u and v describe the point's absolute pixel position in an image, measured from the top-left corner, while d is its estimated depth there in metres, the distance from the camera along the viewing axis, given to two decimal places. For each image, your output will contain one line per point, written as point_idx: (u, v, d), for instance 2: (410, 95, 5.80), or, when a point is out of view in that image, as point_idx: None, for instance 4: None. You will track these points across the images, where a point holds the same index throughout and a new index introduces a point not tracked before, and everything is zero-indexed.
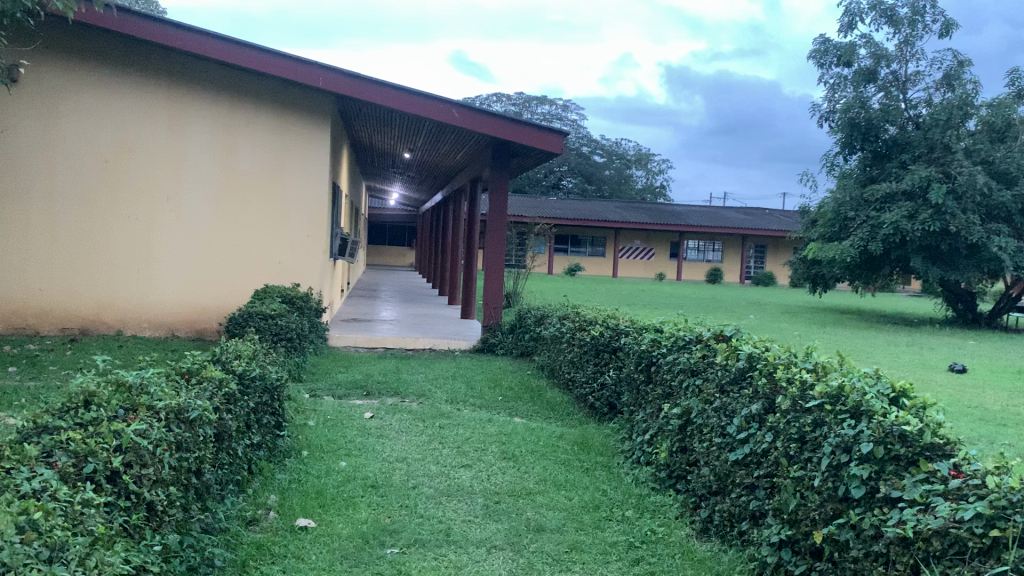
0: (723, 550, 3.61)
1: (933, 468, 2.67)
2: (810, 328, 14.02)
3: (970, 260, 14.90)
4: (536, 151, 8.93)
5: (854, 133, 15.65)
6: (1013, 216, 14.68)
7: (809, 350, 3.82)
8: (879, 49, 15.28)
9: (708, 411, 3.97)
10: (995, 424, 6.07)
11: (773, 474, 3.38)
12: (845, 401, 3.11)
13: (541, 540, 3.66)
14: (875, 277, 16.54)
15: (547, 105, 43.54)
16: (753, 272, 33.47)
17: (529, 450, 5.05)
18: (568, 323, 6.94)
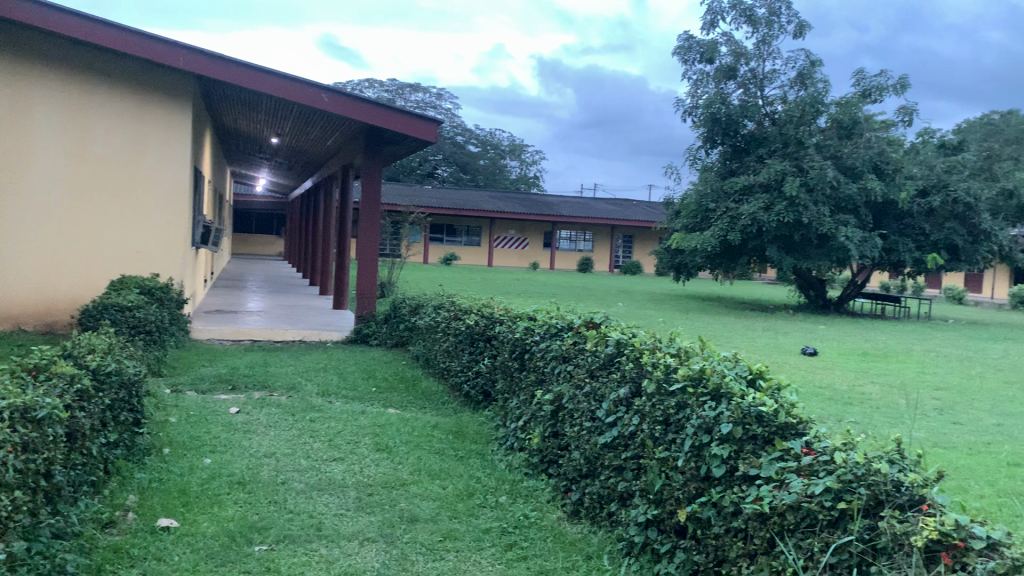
0: (593, 532, 3.71)
1: (787, 447, 2.82)
2: (675, 314, 14.53)
3: (821, 249, 15.82)
4: (410, 140, 8.86)
5: (716, 127, 16.26)
6: (859, 209, 15.68)
7: (673, 335, 3.95)
8: (738, 47, 15.96)
9: (578, 396, 4.04)
10: (842, 403, 6.49)
11: (639, 455, 3.49)
12: (706, 383, 3.24)
13: (414, 531, 3.64)
14: (734, 265, 17.29)
15: (420, 93, 43.22)
16: (623, 261, 34.43)
17: (402, 440, 5.01)
18: (442, 312, 6.94)
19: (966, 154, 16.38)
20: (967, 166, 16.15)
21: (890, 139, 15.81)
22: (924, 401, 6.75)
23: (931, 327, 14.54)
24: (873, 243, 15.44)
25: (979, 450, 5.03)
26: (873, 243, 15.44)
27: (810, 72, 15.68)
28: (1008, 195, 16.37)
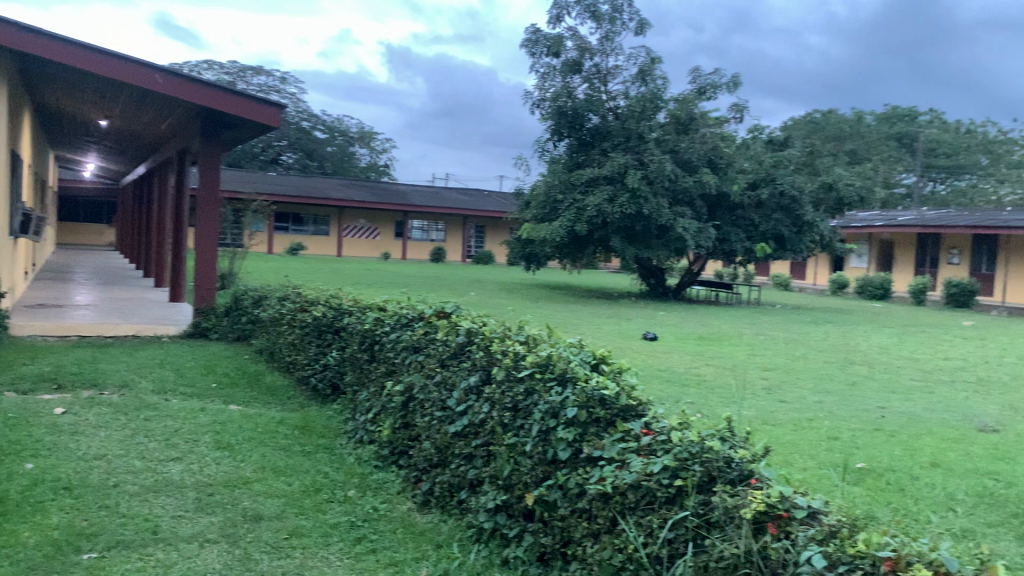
0: (444, 520, 3.72)
1: (628, 428, 2.92)
2: (524, 303, 14.78)
3: (660, 239, 16.49)
4: (251, 125, 8.54)
5: (562, 120, 16.58)
6: (695, 201, 16.45)
7: (522, 323, 4.00)
8: (583, 42, 16.36)
9: (429, 386, 4.03)
10: (681, 385, 6.81)
11: (489, 442, 3.52)
12: (553, 368, 3.31)
13: (258, 529, 3.53)
14: (580, 255, 17.74)
15: (263, 76, 41.72)
16: (474, 250, 34.66)
17: (245, 437, 4.83)
18: (287, 304, 6.75)
19: (792, 150, 17.51)
20: (792, 161, 17.27)
21: (723, 135, 16.66)
22: (755, 382, 7.19)
23: (760, 312, 15.49)
24: (708, 233, 16.27)
25: (803, 425, 5.41)
26: (708, 234, 16.25)
27: (650, 68, 16.27)
28: (828, 188, 17.64)
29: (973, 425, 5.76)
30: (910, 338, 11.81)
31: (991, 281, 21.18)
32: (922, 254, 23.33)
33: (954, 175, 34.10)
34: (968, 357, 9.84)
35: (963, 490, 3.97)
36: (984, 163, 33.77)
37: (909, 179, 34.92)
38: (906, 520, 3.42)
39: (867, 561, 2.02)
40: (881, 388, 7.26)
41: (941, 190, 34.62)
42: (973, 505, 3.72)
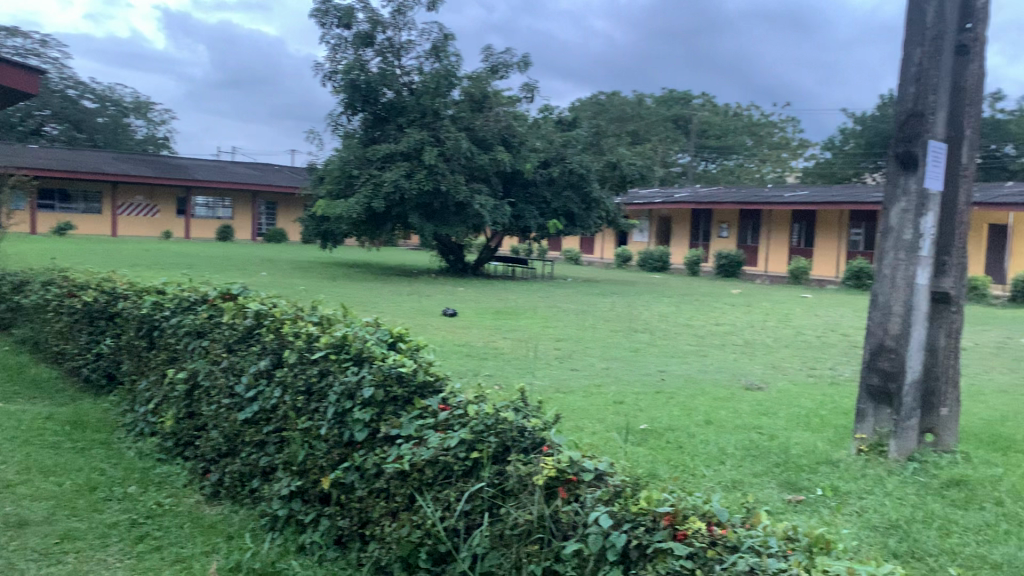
0: (234, 511, 3.58)
1: (425, 405, 2.93)
2: (320, 282, 14.43)
3: (457, 216, 16.64)
4: (5, 91, 7.69)
5: (355, 95, 16.18)
6: (490, 177, 16.72)
7: (315, 304, 3.89)
8: (375, 15, 16.08)
9: (215, 373, 3.83)
10: (478, 358, 6.94)
11: (282, 428, 3.41)
12: (348, 349, 3.24)
13: (23, 536, 3.22)
14: (377, 232, 17.53)
15: (18, 38, 37.65)
16: (266, 229, 33.38)
17: (7, 437, 4.39)
18: (52, 290, 6.16)
19: (579, 131, 18.23)
20: (580, 142, 17.99)
21: (515, 114, 17.04)
22: (548, 352, 7.45)
23: (553, 286, 16.05)
24: (503, 210, 16.61)
25: (592, 391, 5.68)
26: (503, 210, 16.60)
27: (443, 45, 16.28)
28: (613, 167, 18.55)
29: (741, 384, 6.31)
30: (687, 307, 12.72)
31: (756, 252, 23.19)
32: (696, 228, 25.11)
33: (723, 155, 36.88)
34: (737, 323, 10.75)
35: (733, 444, 4.33)
36: (749, 144, 36.70)
37: (684, 158, 37.52)
38: (684, 475, 3.69)
39: (648, 518, 2.13)
40: (662, 354, 7.77)
41: (712, 169, 37.57)
42: (742, 458, 4.07)
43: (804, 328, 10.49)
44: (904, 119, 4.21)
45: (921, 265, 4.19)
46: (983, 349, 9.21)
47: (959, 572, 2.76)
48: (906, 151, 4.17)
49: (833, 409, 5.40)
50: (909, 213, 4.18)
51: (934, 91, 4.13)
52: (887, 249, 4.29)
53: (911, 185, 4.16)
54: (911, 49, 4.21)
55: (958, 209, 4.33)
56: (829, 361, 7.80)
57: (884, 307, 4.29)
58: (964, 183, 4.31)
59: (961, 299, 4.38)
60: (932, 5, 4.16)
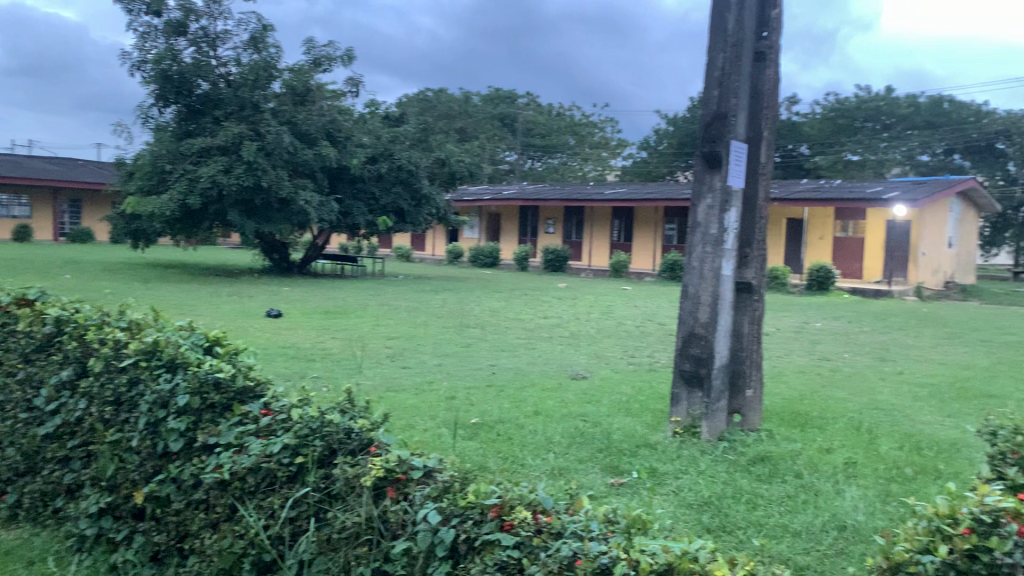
0: (36, 534, 3.31)
1: (246, 411, 2.82)
2: (131, 285, 13.55)
3: (281, 213, 16.14)
4: None
5: (167, 86, 15.26)
6: (315, 173, 16.32)
7: (123, 308, 3.65)
8: (187, 2, 15.27)
9: (11, 385, 3.51)
10: (305, 360, 6.75)
11: (88, 442, 3.18)
12: (160, 355, 3.07)
13: None
14: (196, 231, 16.71)
15: None
16: (69, 228, 30.96)
17: None
18: None
19: (406, 127, 18.15)
20: (407, 138, 17.94)
21: (340, 109, 16.73)
22: (377, 351, 7.37)
23: (383, 283, 15.91)
24: (330, 207, 16.27)
25: (422, 388, 5.67)
26: (329, 207, 16.25)
27: (262, 36, 15.70)
28: (441, 164, 18.63)
29: (568, 374, 6.52)
30: (516, 301, 12.95)
31: (580, 247, 23.96)
32: (523, 224, 25.53)
33: (548, 154, 37.81)
34: (563, 315, 11.08)
35: (558, 432, 4.45)
36: (572, 143, 37.77)
37: (511, 156, 38.10)
38: (512, 466, 3.76)
39: (475, 511, 2.15)
40: (492, 348, 7.87)
41: (538, 166, 38.48)
42: (567, 445, 4.20)
43: (625, 318, 10.96)
44: (709, 120, 4.48)
45: (726, 257, 4.48)
46: (783, 334, 9.99)
47: (763, 541, 2.97)
48: (711, 150, 4.44)
49: (652, 395, 5.67)
50: (715, 209, 4.46)
51: (735, 94, 4.41)
52: (695, 243, 4.56)
53: (717, 183, 4.44)
54: (715, 55, 4.48)
55: (759, 204, 4.66)
56: (648, 349, 8.19)
57: (694, 297, 4.56)
58: (763, 181, 4.64)
59: (763, 288, 4.72)
60: (732, 14, 4.43)
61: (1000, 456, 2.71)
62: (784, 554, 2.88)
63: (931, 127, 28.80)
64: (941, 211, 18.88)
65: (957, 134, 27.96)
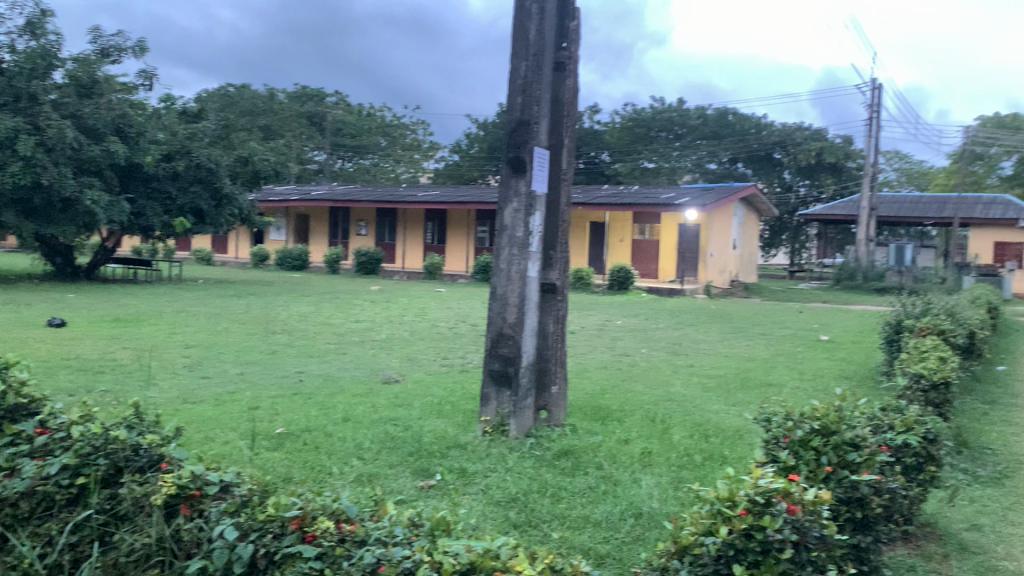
0: None
1: (18, 430, 2.58)
2: None
3: (65, 214, 14.92)
4: None
5: None
6: (103, 171, 15.20)
7: None
8: None
9: None
10: (91, 373, 6.25)
11: None
12: None
13: None
14: None
15: None
16: None
17: None
18: None
19: (205, 123, 17.32)
20: (206, 135, 17.14)
21: (131, 103, 15.69)
22: (175, 361, 6.96)
23: (181, 288, 15.14)
24: (120, 208, 15.21)
25: (224, 399, 5.42)
26: (120, 208, 15.19)
27: (40, 22, 14.45)
28: (244, 162, 17.91)
29: (378, 378, 6.47)
30: (324, 305, 12.68)
31: (392, 250, 23.84)
32: (334, 226, 24.96)
33: (359, 154, 37.32)
34: (375, 318, 10.97)
35: (367, 438, 4.40)
36: (383, 145, 37.56)
37: (320, 156, 37.25)
38: (319, 475, 3.68)
39: (276, 524, 2.09)
40: (298, 354, 7.66)
41: (348, 166, 37.86)
42: (377, 451, 4.16)
43: (438, 320, 11.01)
44: (513, 127, 4.57)
45: (531, 260, 4.61)
46: (587, 332, 10.41)
47: (565, 534, 3.09)
48: (516, 156, 4.54)
49: (462, 396, 5.73)
50: (520, 212, 4.56)
51: (538, 102, 4.55)
52: (502, 245, 4.63)
53: (521, 187, 4.54)
54: (517, 62, 4.60)
55: (560, 209, 4.82)
56: (459, 350, 8.28)
57: (501, 299, 4.62)
58: (564, 186, 4.81)
59: (565, 289, 4.88)
60: (533, 23, 4.57)
61: (774, 441, 2.95)
62: (586, 544, 3.00)
63: (717, 137, 31.06)
64: (727, 215, 20.40)
65: (740, 145, 30.44)
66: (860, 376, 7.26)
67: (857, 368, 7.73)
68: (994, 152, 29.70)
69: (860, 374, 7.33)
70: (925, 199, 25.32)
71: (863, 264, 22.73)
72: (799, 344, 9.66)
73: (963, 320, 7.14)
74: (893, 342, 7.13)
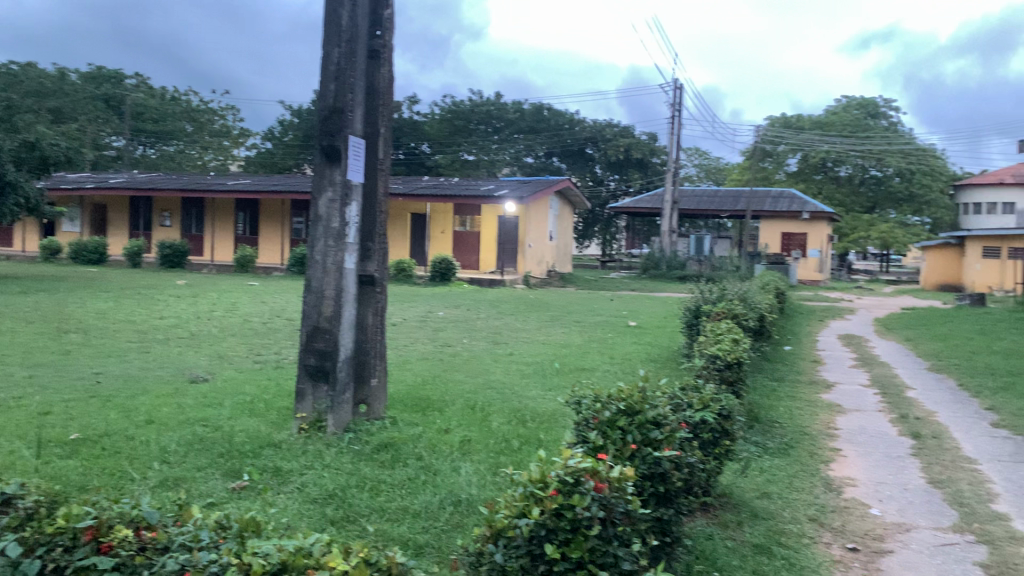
0: None
1: None
2: None
3: None
4: None
5: None
6: None
7: None
8: None
9: None
10: None
11: None
12: None
13: None
14: None
15: None
16: None
17: None
18: None
19: None
20: None
21: None
22: None
23: None
24: None
25: (8, 406, 4.96)
26: None
27: None
28: (31, 147, 16.42)
29: (186, 377, 6.14)
30: (126, 301, 11.88)
31: (200, 242, 22.70)
32: (135, 216, 23.39)
33: (162, 141, 35.17)
34: (182, 314, 10.37)
35: (174, 441, 4.18)
36: (189, 131, 35.59)
37: (118, 142, 34.78)
38: (121, 482, 3.45)
39: (66, 537, 1.94)
40: (95, 354, 7.14)
41: (151, 154, 35.60)
42: (184, 454, 3.95)
43: (251, 315, 10.56)
44: (326, 114, 4.47)
45: (349, 251, 4.52)
46: (407, 323, 10.35)
47: (383, 527, 3.07)
48: (329, 144, 4.43)
49: (276, 393, 5.55)
50: (336, 202, 4.46)
51: (351, 89, 4.48)
52: (317, 236, 4.50)
53: (336, 177, 4.44)
54: (330, 49, 4.50)
55: (378, 199, 4.77)
56: (275, 346, 8.00)
57: (317, 292, 4.51)
58: (381, 176, 4.76)
59: (385, 280, 4.83)
60: (345, 10, 4.48)
61: (584, 422, 3.08)
62: (404, 536, 3.00)
63: (534, 131, 31.75)
64: (544, 208, 20.96)
65: (555, 139, 31.43)
66: (664, 359, 7.69)
67: (662, 351, 8.19)
68: (781, 150, 32.26)
69: (666, 356, 7.76)
70: (722, 193, 27.10)
71: (668, 254, 24.04)
72: (610, 331, 10.10)
73: (754, 305, 7.73)
74: (693, 326, 7.60)
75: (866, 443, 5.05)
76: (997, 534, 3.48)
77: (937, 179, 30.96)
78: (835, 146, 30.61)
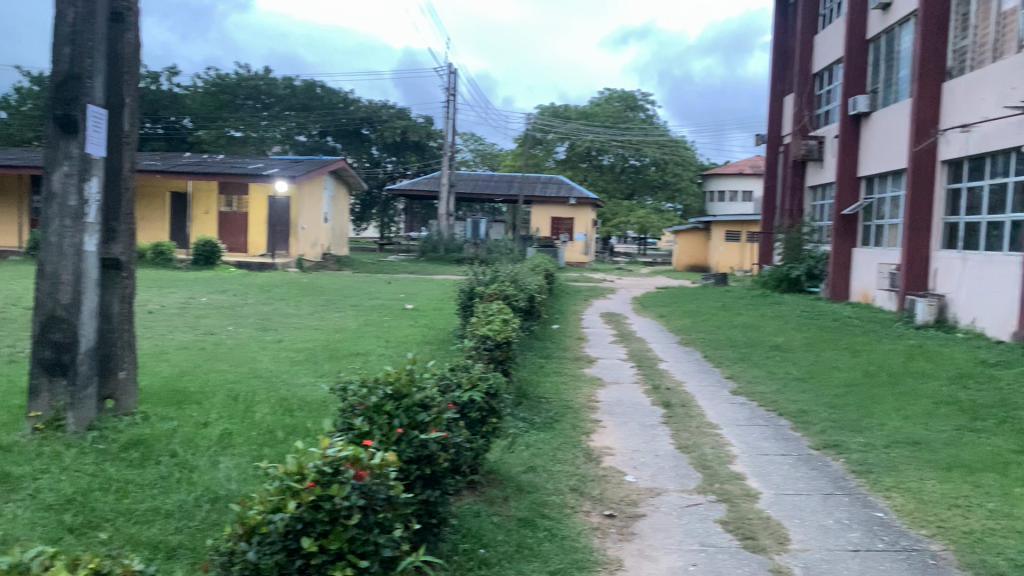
0: None
1: None
2: None
3: None
4: None
5: None
6: None
7: None
8: None
9: None
10: None
11: None
12: None
13: None
14: None
15: None
16: None
17: None
18: None
19: None
20: None
21: None
22: None
23: None
24: None
25: None
26: None
27: None
28: None
29: None
30: None
31: None
32: None
33: None
34: None
35: None
36: None
37: None
38: None
39: None
40: None
41: None
42: None
43: None
44: (60, 80, 4.05)
45: (88, 232, 4.12)
46: (167, 311, 9.67)
47: (131, 531, 2.83)
48: (64, 113, 4.01)
49: (7, 391, 4.97)
50: (73, 178, 4.04)
51: (89, 54, 4.07)
52: (50, 215, 4.06)
53: (72, 150, 4.02)
54: (64, 8, 4.06)
55: (123, 175, 4.37)
56: (8, 338, 7.15)
57: (51, 277, 4.07)
58: (126, 151, 4.37)
59: (131, 263, 4.45)
60: None
61: (349, 408, 2.99)
62: (155, 538, 2.79)
63: (306, 109, 30.73)
64: (317, 189, 20.40)
65: (328, 119, 30.62)
66: (438, 340, 7.74)
67: (436, 333, 8.24)
68: (550, 138, 33.45)
69: (439, 338, 7.82)
70: (496, 178, 27.75)
71: (445, 237, 24.28)
72: (384, 314, 10.02)
73: (524, 286, 7.98)
74: (467, 308, 7.71)
75: (623, 414, 5.36)
76: (734, 492, 3.82)
77: (688, 169, 33.57)
78: (598, 136, 32.27)
